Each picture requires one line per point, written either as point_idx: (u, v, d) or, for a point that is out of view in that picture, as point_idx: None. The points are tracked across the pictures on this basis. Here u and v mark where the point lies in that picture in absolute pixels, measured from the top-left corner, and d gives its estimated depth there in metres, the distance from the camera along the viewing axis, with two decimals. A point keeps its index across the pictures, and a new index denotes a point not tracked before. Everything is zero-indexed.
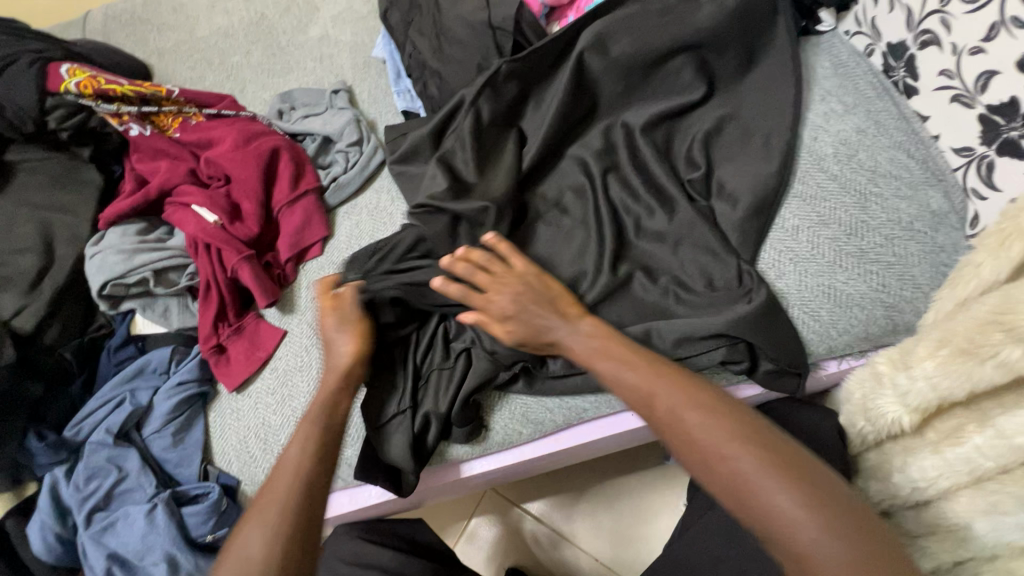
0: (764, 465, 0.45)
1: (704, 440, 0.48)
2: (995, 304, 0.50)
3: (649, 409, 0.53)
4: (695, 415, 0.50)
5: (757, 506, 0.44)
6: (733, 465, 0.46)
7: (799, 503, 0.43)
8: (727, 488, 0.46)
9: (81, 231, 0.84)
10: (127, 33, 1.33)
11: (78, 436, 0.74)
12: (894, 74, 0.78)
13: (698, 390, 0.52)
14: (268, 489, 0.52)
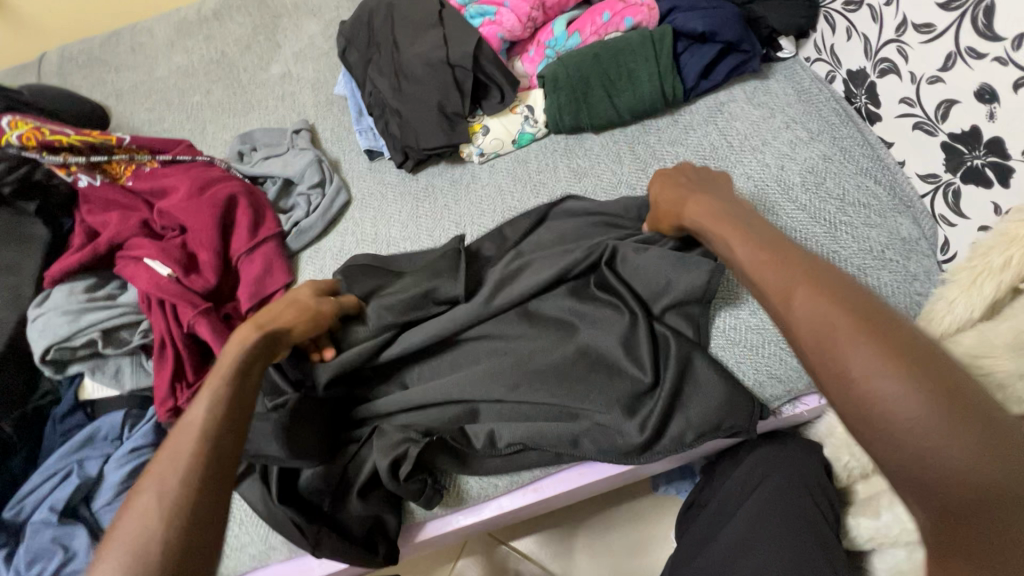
0: (893, 357, 0.37)
1: (847, 348, 0.39)
2: (972, 346, 0.46)
3: (774, 297, 0.46)
4: (818, 297, 0.43)
5: (889, 431, 0.36)
6: (856, 354, 0.38)
7: (923, 398, 0.35)
8: (837, 380, 0.39)
9: (24, 292, 0.80)
10: (84, 75, 1.30)
11: (20, 515, 0.69)
12: (856, 101, 0.77)
13: (804, 272, 0.45)
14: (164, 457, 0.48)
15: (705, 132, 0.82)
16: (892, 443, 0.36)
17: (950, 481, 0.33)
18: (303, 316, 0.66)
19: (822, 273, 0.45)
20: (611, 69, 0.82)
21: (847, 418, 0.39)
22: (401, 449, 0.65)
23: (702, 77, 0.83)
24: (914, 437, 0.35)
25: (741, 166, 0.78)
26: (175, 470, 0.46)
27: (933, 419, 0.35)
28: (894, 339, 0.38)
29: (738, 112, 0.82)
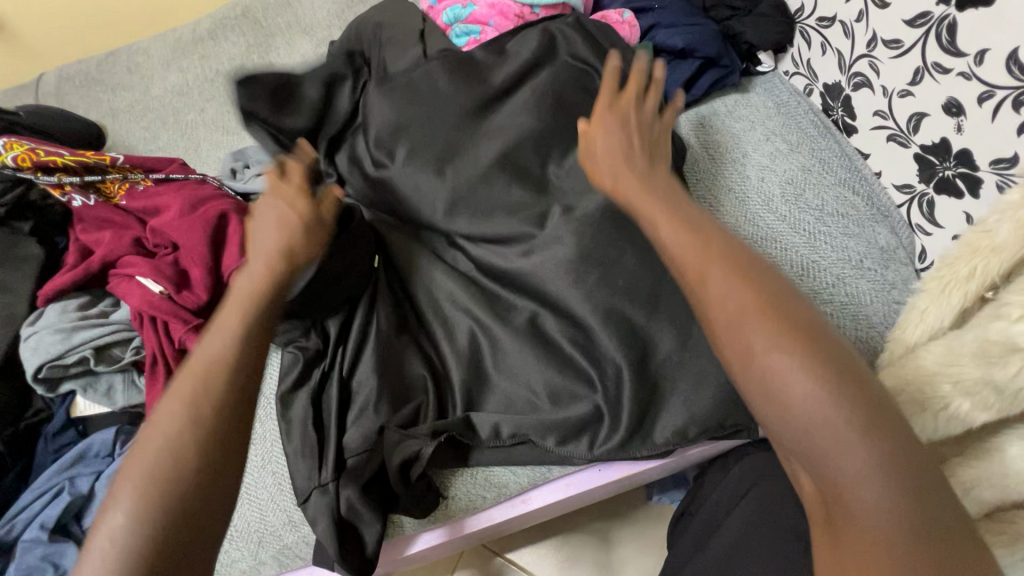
0: (803, 364, 0.39)
1: (755, 338, 0.40)
2: (941, 354, 0.46)
3: (687, 275, 0.46)
4: (734, 289, 0.42)
5: (784, 412, 0.38)
6: (768, 355, 0.39)
7: (827, 401, 0.37)
8: (749, 375, 0.40)
9: (17, 311, 0.81)
10: (80, 95, 1.32)
11: (9, 534, 0.70)
12: (833, 113, 0.79)
13: (720, 256, 0.44)
14: (159, 420, 0.45)
15: (688, 143, 0.83)
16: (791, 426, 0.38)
17: (845, 480, 0.36)
18: (295, 232, 0.56)
19: (741, 259, 0.44)
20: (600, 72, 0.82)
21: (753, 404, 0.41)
22: (413, 451, 0.66)
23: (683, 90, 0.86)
24: (819, 435, 0.37)
25: (723, 177, 0.79)
26: (195, 388, 0.46)
27: (837, 421, 0.37)
28: (802, 339, 0.40)
29: (718, 125, 0.83)
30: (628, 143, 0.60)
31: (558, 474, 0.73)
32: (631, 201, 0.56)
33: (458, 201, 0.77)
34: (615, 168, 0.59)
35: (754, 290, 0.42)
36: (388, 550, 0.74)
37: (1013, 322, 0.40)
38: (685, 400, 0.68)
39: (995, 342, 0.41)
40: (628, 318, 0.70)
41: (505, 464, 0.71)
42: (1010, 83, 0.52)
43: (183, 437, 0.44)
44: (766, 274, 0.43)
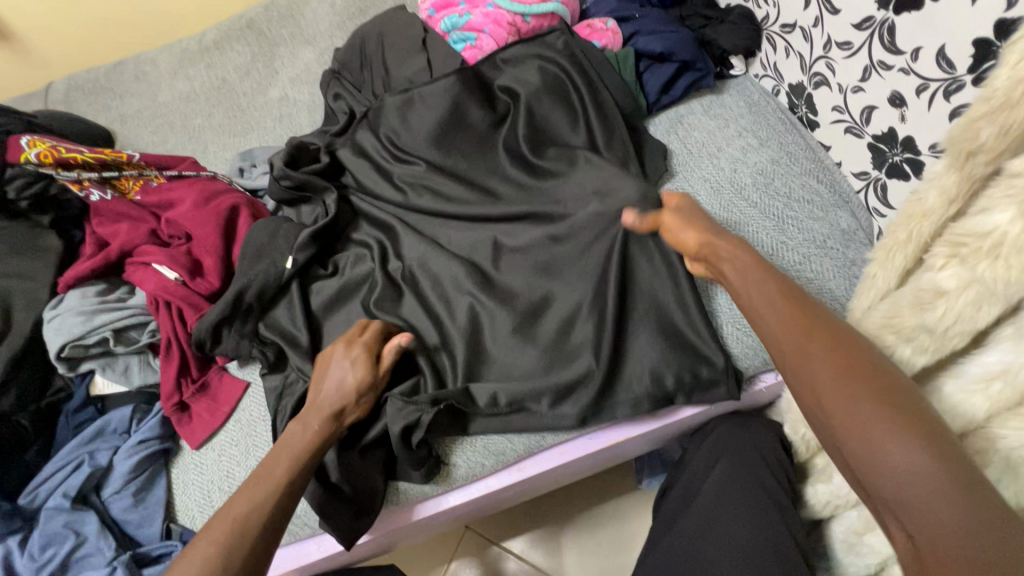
0: (900, 427, 0.44)
1: (845, 389, 0.48)
2: (887, 309, 0.52)
3: (790, 350, 0.54)
4: (831, 365, 0.50)
5: (873, 454, 0.44)
6: (868, 420, 0.46)
7: (923, 460, 0.42)
8: (850, 437, 0.46)
9: (39, 296, 0.85)
10: (90, 102, 1.36)
11: (33, 503, 0.74)
12: (798, 111, 0.87)
13: (818, 335, 0.52)
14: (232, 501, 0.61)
15: (668, 139, 0.91)
16: (880, 471, 0.44)
17: (937, 529, 0.41)
18: (347, 400, 0.70)
19: (837, 340, 0.52)
20: (590, 74, 0.90)
21: (847, 453, 0.47)
22: (415, 417, 0.71)
23: (664, 92, 0.94)
24: (904, 481, 0.42)
25: (699, 170, 0.86)
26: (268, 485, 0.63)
27: (928, 471, 0.42)
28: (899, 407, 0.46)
29: (695, 123, 0.91)
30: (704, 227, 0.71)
31: (552, 442, 0.78)
32: (733, 268, 0.65)
33: (462, 193, 0.86)
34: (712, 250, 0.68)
35: (854, 364, 0.49)
36: (386, 518, 0.78)
37: (939, 271, 0.46)
38: (667, 362, 0.74)
39: (926, 290, 0.47)
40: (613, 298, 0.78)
41: (502, 431, 0.76)
42: (941, 76, 0.60)
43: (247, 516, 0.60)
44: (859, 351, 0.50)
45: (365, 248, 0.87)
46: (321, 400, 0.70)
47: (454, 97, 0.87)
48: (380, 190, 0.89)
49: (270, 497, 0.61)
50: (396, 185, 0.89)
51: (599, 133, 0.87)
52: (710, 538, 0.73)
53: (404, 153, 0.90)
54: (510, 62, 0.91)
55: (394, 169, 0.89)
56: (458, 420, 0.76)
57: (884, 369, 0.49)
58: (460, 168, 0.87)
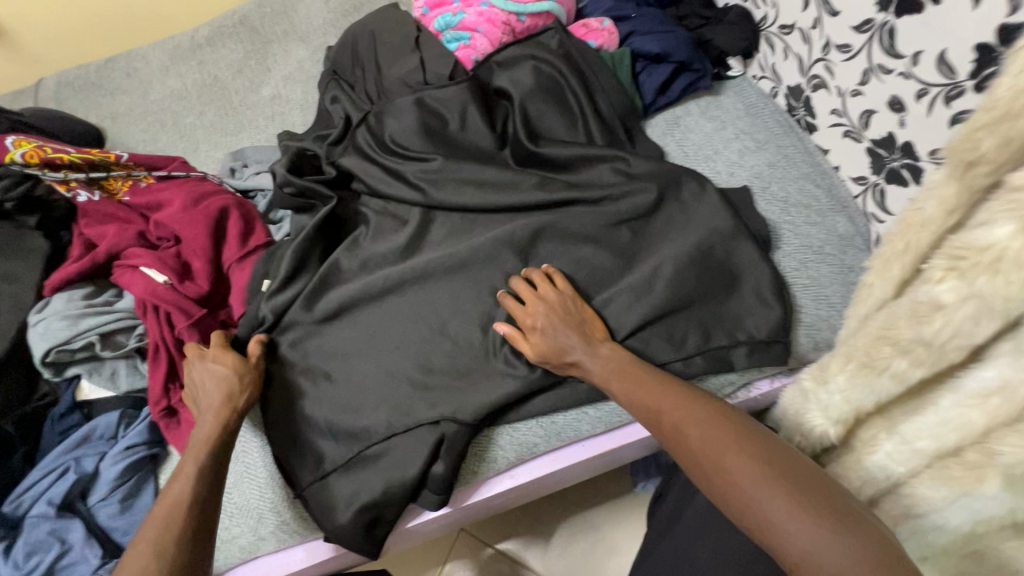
0: (752, 464, 0.50)
1: (707, 452, 0.53)
2: (885, 320, 0.50)
3: (654, 423, 0.60)
4: (693, 428, 0.55)
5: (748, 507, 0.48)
6: (731, 469, 0.51)
7: (777, 499, 0.47)
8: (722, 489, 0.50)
9: (25, 299, 0.84)
10: (80, 99, 1.34)
11: (17, 510, 0.73)
12: (796, 113, 0.85)
13: (675, 401, 0.59)
14: (157, 505, 0.61)
15: (664, 141, 0.90)
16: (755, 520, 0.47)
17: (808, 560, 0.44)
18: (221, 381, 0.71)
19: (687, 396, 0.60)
20: (587, 78, 0.89)
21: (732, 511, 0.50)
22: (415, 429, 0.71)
23: (660, 93, 0.92)
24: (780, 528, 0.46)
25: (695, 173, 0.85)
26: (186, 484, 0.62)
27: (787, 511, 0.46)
28: (748, 445, 0.52)
29: (692, 125, 0.90)
30: (557, 316, 0.70)
31: (544, 449, 0.76)
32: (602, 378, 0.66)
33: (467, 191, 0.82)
34: (550, 356, 0.69)
35: (710, 419, 0.56)
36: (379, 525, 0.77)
37: (937, 284, 0.45)
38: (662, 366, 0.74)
39: (923, 303, 0.46)
40: None
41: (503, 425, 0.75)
42: (941, 81, 0.59)
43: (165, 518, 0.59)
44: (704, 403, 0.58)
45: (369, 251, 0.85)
46: (205, 400, 0.70)
47: (462, 102, 0.86)
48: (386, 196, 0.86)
49: (188, 490, 0.61)
50: (412, 184, 0.84)
51: (595, 136, 0.86)
52: (700, 544, 0.72)
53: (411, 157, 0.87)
54: (504, 64, 0.90)
55: (406, 166, 0.84)
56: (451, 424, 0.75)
57: (745, 427, 0.54)
58: (473, 172, 0.82)
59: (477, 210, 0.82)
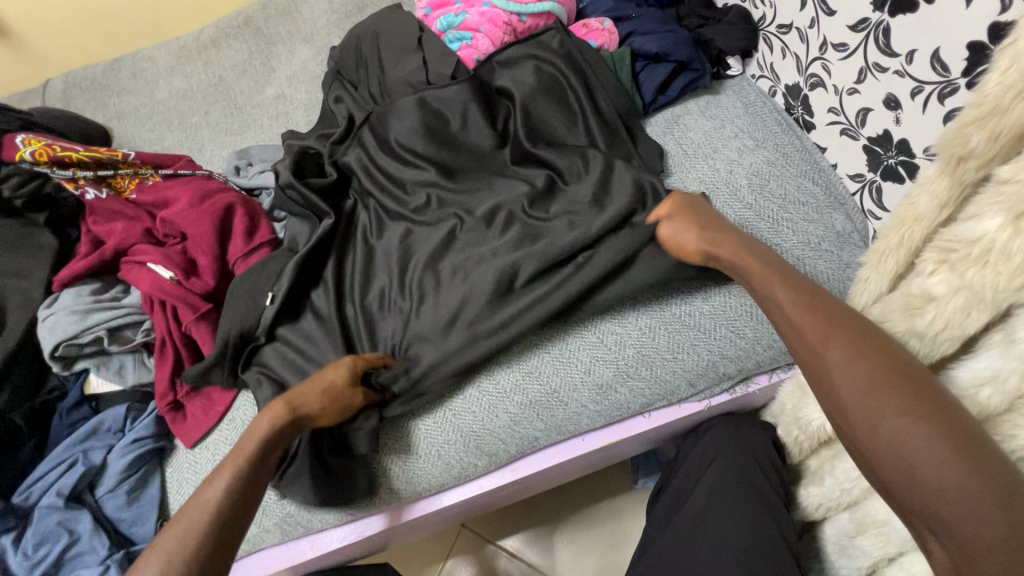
0: (937, 430, 0.43)
1: (873, 399, 0.46)
2: (879, 314, 0.52)
3: (813, 350, 0.51)
4: (875, 371, 0.47)
5: (910, 470, 0.43)
6: (902, 424, 0.44)
7: (946, 462, 0.42)
8: (881, 445, 0.45)
9: (34, 295, 0.85)
10: (87, 99, 1.36)
11: (27, 501, 0.74)
12: (795, 112, 0.87)
13: (845, 331, 0.50)
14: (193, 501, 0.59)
15: (664, 140, 0.91)
16: (914, 486, 0.43)
17: (968, 534, 0.40)
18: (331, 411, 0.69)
19: (855, 326, 0.51)
20: (587, 77, 0.90)
21: (879, 469, 0.46)
22: None
23: (659, 92, 0.93)
24: (939, 495, 0.42)
25: (695, 170, 0.86)
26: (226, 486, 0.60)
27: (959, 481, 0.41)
28: (931, 404, 0.45)
29: (691, 123, 0.91)
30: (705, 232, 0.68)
31: (545, 443, 0.78)
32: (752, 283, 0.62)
33: (465, 195, 0.86)
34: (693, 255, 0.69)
35: (886, 370, 0.47)
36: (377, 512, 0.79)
37: (929, 276, 0.46)
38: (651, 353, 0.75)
39: (916, 295, 0.47)
40: None
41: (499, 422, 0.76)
42: (936, 79, 0.60)
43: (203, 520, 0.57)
44: (879, 334, 0.50)
45: (373, 247, 0.86)
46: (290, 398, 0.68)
47: (463, 102, 0.88)
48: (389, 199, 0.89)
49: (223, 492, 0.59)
50: (413, 186, 0.88)
51: (595, 134, 0.87)
52: (702, 539, 0.72)
53: (415, 157, 0.88)
54: (506, 63, 0.91)
55: (405, 170, 0.88)
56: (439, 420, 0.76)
57: (922, 375, 0.47)
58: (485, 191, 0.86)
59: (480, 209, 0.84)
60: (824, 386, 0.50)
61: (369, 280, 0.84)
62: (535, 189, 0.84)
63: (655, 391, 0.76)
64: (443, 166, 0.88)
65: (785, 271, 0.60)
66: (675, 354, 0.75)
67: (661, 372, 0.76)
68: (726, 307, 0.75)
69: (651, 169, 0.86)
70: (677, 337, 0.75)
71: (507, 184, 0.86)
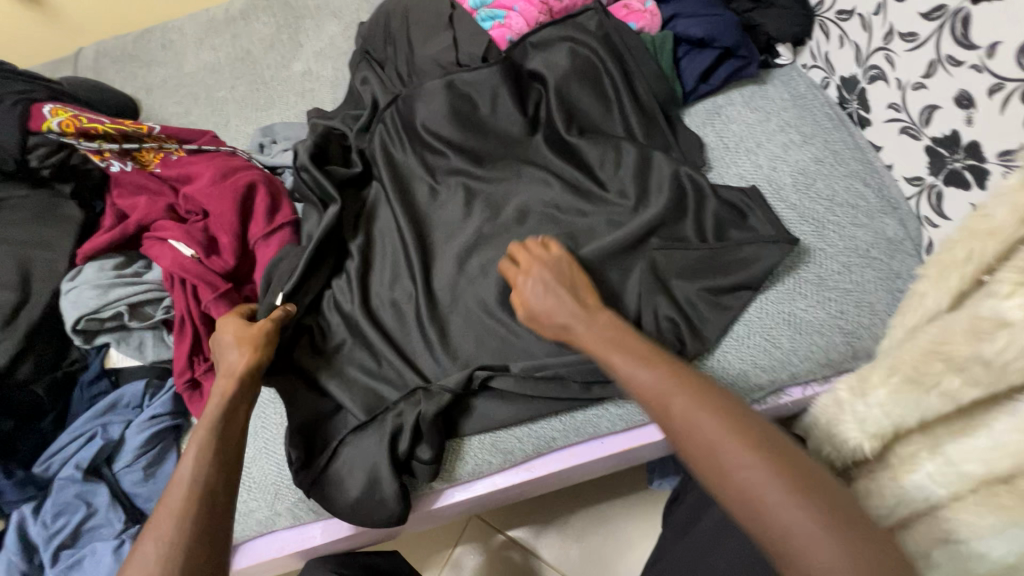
0: (777, 471, 0.42)
1: (718, 446, 0.45)
2: (937, 334, 0.49)
3: (662, 412, 0.49)
4: (713, 424, 0.46)
5: (763, 517, 0.41)
6: (742, 472, 0.43)
7: (794, 506, 0.40)
8: (731, 492, 0.43)
9: (59, 267, 0.85)
10: (117, 70, 1.35)
11: (47, 471, 0.76)
12: (849, 106, 0.80)
13: (690, 385, 0.49)
14: (165, 502, 0.53)
15: (704, 131, 0.86)
16: (770, 533, 0.41)
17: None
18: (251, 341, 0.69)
19: (692, 379, 0.50)
20: (625, 62, 0.85)
21: (739, 522, 0.43)
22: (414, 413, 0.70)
23: (702, 80, 0.88)
24: (793, 542, 0.39)
25: (736, 166, 0.81)
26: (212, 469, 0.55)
27: (805, 526, 0.39)
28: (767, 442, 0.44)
29: (734, 115, 0.85)
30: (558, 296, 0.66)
31: (563, 443, 0.75)
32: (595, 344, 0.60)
33: (493, 185, 0.84)
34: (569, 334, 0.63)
35: (726, 414, 0.46)
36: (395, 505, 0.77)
37: (1004, 299, 0.43)
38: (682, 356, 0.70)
39: (985, 318, 0.44)
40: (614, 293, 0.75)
41: (518, 422, 0.74)
42: (1019, 76, 0.54)
43: (190, 503, 0.52)
44: (708, 383, 0.50)
45: (395, 234, 0.83)
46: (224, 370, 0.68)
47: (494, 87, 0.84)
48: (414, 185, 0.87)
49: (206, 471, 0.55)
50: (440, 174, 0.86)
51: (632, 123, 0.83)
52: (722, 550, 0.69)
53: (442, 143, 0.86)
54: (539, 45, 0.87)
55: (431, 158, 0.87)
56: (458, 417, 0.74)
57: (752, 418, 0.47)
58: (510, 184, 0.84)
59: (506, 204, 0.83)
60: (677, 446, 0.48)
61: (392, 268, 0.82)
62: (562, 186, 0.82)
63: None
64: (470, 153, 0.86)
65: (625, 337, 0.59)
66: (705, 358, 0.72)
67: None
68: (765, 313, 0.72)
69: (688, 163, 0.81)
70: (709, 340, 0.71)
71: (536, 175, 0.83)
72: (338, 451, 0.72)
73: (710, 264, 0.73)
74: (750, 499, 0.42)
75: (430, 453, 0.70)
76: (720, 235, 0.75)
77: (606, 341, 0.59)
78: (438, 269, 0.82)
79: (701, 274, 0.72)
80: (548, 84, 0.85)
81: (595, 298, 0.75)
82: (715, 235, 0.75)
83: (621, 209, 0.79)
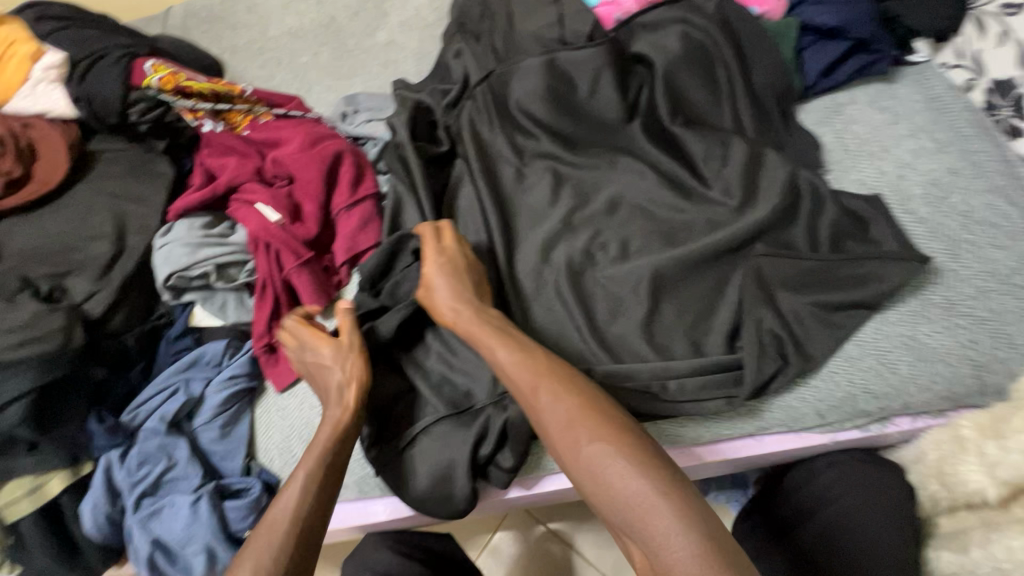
0: (614, 452, 0.52)
1: (577, 432, 0.54)
2: None
3: (529, 402, 0.58)
4: (569, 407, 0.56)
5: (611, 493, 0.51)
6: (594, 453, 0.53)
7: (636, 485, 0.50)
8: (586, 476, 0.53)
9: (150, 222, 0.87)
10: (204, 30, 1.36)
11: (134, 421, 0.78)
12: (997, 114, 0.74)
13: (550, 375, 0.59)
14: (267, 524, 0.58)
15: (821, 131, 0.78)
16: (617, 509, 0.50)
17: (661, 542, 0.47)
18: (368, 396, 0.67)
19: (552, 367, 0.60)
20: (743, 49, 0.79)
21: (596, 500, 0.53)
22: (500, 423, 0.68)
23: (824, 74, 0.81)
24: (638, 516, 0.49)
25: (857, 171, 0.75)
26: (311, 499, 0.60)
27: (646, 499, 0.49)
28: (619, 434, 0.54)
29: (858, 115, 0.78)
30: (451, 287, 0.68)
31: None
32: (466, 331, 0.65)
33: (586, 172, 0.80)
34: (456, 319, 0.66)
35: (581, 401, 0.57)
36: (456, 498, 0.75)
37: None
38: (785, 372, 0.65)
39: None
40: (712, 298, 0.71)
41: None
42: None
43: (286, 532, 0.57)
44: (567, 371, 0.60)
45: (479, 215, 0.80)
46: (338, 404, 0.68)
47: (597, 68, 0.80)
48: (500, 166, 0.83)
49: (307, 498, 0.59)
50: (531, 157, 0.82)
51: (743, 116, 0.77)
52: None
53: (535, 124, 0.83)
54: (649, 26, 0.82)
55: (523, 139, 0.83)
56: None
57: (602, 404, 0.57)
58: (604, 171, 0.79)
59: (597, 193, 0.79)
60: (540, 428, 0.57)
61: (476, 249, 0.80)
62: (661, 179, 0.77)
63: (776, 414, 0.67)
64: (563, 138, 0.82)
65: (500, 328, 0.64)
66: (811, 377, 0.67)
67: (787, 396, 0.67)
68: (880, 335, 0.66)
69: (802, 164, 0.75)
70: (816, 359, 0.66)
71: (631, 165, 0.79)
72: (417, 438, 0.72)
73: (822, 277, 0.67)
74: (600, 477, 0.52)
75: (512, 461, 0.68)
76: (836, 245, 0.69)
77: (498, 331, 0.64)
78: (521, 256, 0.78)
79: (814, 285, 0.67)
80: (655, 68, 0.80)
81: (689, 301, 0.71)
82: (831, 245, 0.69)
83: (724, 208, 0.74)
